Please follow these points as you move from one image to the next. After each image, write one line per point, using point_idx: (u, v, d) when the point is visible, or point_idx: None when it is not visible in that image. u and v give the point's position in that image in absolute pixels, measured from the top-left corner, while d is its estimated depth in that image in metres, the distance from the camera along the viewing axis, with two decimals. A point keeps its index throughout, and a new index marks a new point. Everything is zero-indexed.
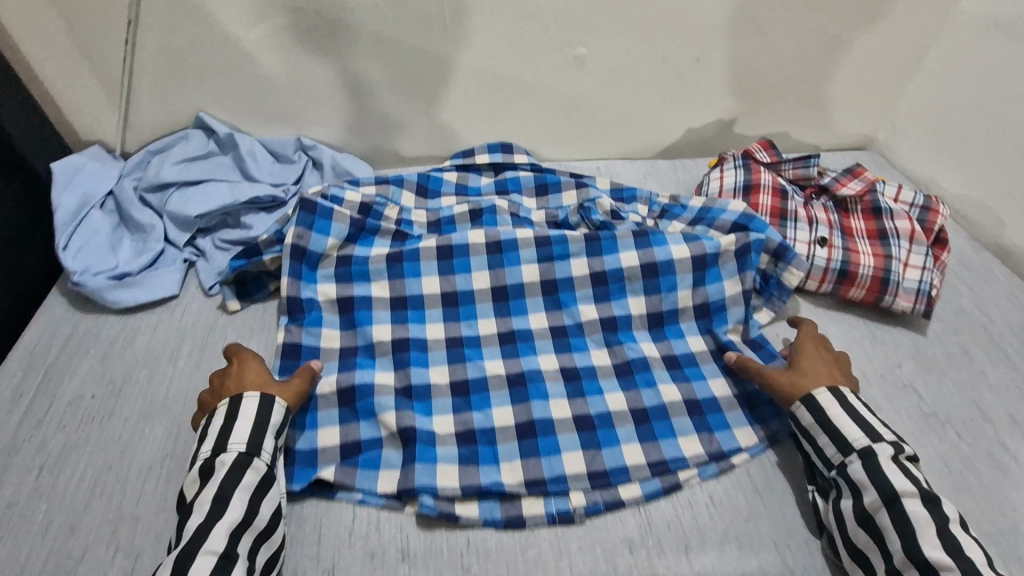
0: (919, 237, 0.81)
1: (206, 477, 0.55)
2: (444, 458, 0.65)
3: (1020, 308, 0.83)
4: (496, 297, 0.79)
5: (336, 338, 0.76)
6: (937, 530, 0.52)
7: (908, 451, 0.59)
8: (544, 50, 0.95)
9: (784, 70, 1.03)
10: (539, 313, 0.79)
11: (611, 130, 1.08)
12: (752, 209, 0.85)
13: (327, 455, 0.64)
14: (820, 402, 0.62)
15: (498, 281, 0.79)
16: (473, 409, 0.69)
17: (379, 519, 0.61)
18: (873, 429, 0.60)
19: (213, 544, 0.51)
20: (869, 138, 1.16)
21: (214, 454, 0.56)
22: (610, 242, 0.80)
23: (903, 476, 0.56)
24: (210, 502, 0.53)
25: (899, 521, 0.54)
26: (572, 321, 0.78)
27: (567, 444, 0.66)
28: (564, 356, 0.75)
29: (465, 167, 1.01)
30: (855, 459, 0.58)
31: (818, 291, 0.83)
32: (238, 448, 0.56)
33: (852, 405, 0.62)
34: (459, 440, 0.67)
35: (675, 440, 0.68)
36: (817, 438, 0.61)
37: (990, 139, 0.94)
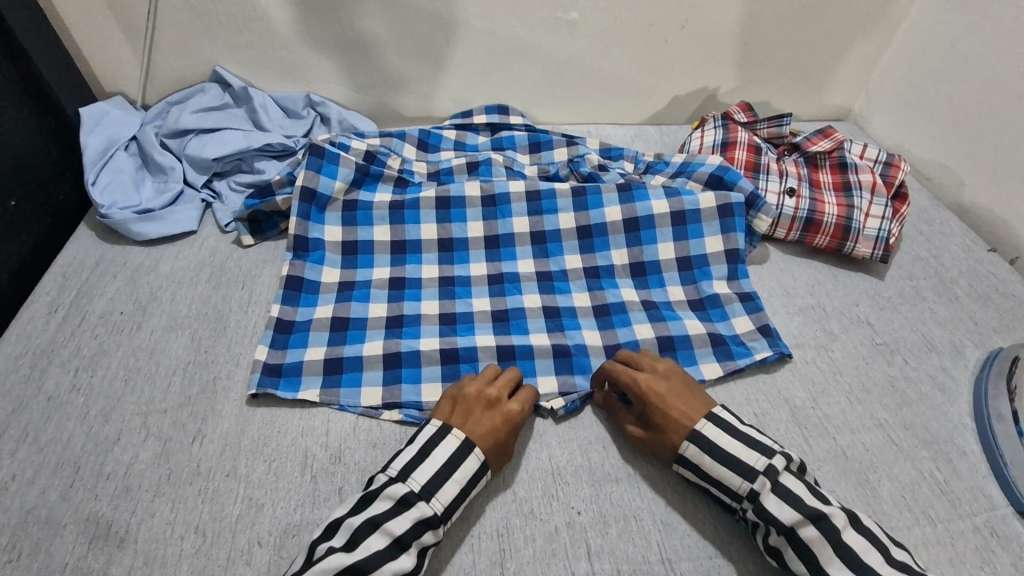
0: (880, 189, 0.87)
1: (402, 509, 0.54)
2: (429, 378, 0.71)
3: (972, 257, 0.90)
4: (487, 244, 0.86)
5: (335, 275, 0.82)
6: (835, 548, 0.52)
7: (778, 462, 0.57)
8: (538, 12, 1.01)
9: (766, 38, 1.08)
10: (527, 259, 0.85)
11: (602, 94, 1.14)
12: (728, 162, 0.91)
13: (312, 369, 0.71)
14: (691, 457, 0.60)
15: (490, 230, 0.86)
16: (458, 335, 0.76)
17: (356, 426, 0.67)
18: (743, 464, 0.58)
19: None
20: (846, 109, 1.22)
21: (421, 495, 0.55)
22: (596, 197, 0.86)
23: (785, 505, 0.54)
24: (396, 537, 0.53)
25: (801, 551, 0.53)
26: (558, 267, 0.85)
27: (542, 368, 0.73)
28: (547, 296, 0.81)
29: (464, 126, 1.09)
30: (747, 506, 0.57)
31: (786, 239, 0.89)
32: (437, 509, 0.55)
33: (713, 445, 0.59)
34: (443, 358, 0.73)
35: None
36: (710, 491, 0.60)
37: (957, 103, 1.00)
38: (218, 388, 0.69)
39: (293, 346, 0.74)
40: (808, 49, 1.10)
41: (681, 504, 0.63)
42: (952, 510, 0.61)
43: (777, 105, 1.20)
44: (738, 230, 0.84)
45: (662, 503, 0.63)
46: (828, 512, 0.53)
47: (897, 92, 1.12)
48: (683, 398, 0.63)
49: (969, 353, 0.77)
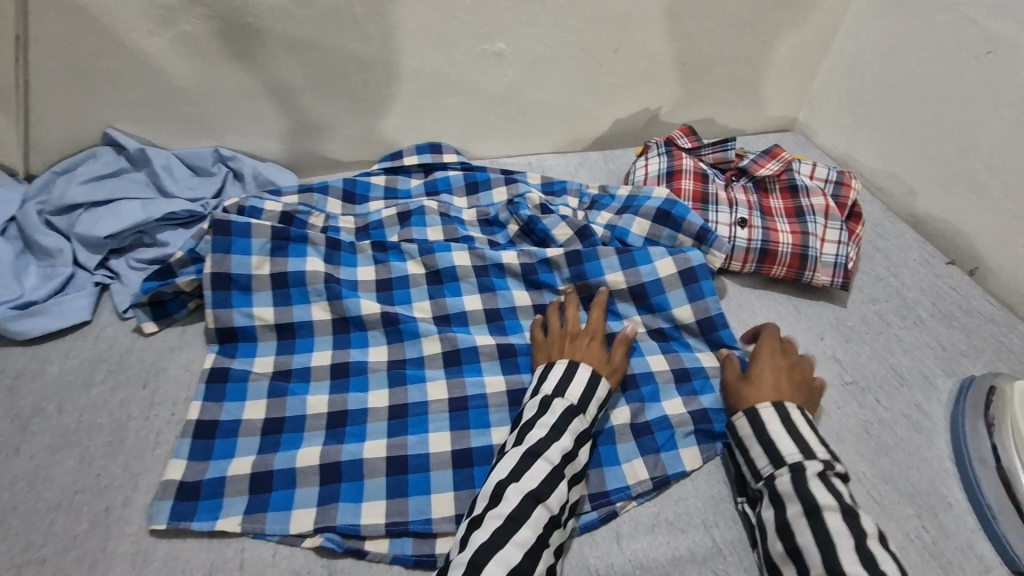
0: (834, 212, 0.83)
1: (546, 406, 0.61)
2: (371, 493, 0.62)
3: (931, 272, 0.87)
4: (439, 321, 0.78)
5: (268, 364, 0.73)
6: (856, 544, 0.51)
7: (839, 467, 0.58)
8: (462, 44, 0.93)
9: (703, 55, 1.03)
10: (483, 337, 0.77)
11: (540, 123, 1.08)
12: (675, 194, 0.86)
13: (235, 487, 0.62)
14: (761, 416, 0.61)
15: (440, 309, 0.79)
16: (409, 434, 0.67)
17: (277, 553, 0.59)
18: (808, 445, 0.58)
19: (552, 454, 0.57)
20: (790, 119, 1.19)
21: (556, 394, 0.62)
22: (546, 274, 0.81)
23: (826, 490, 0.55)
24: (553, 424, 0.59)
25: (817, 532, 0.53)
26: (520, 342, 0.76)
27: None
28: (512, 377, 0.72)
29: (394, 170, 1.01)
30: (784, 473, 0.57)
31: (743, 271, 0.84)
32: (567, 402, 0.61)
33: (792, 420, 0.60)
34: (389, 468, 0.64)
35: (620, 468, 0.64)
36: (750, 449, 0.61)
37: (900, 111, 0.96)
38: (113, 521, 0.59)
39: (210, 457, 0.64)
40: (748, 62, 1.06)
41: None
42: None
43: (721, 121, 1.15)
44: (708, 294, 0.77)
45: None
46: (860, 513, 0.53)
47: (839, 100, 1.08)
48: (796, 384, 0.65)
49: (941, 384, 0.73)
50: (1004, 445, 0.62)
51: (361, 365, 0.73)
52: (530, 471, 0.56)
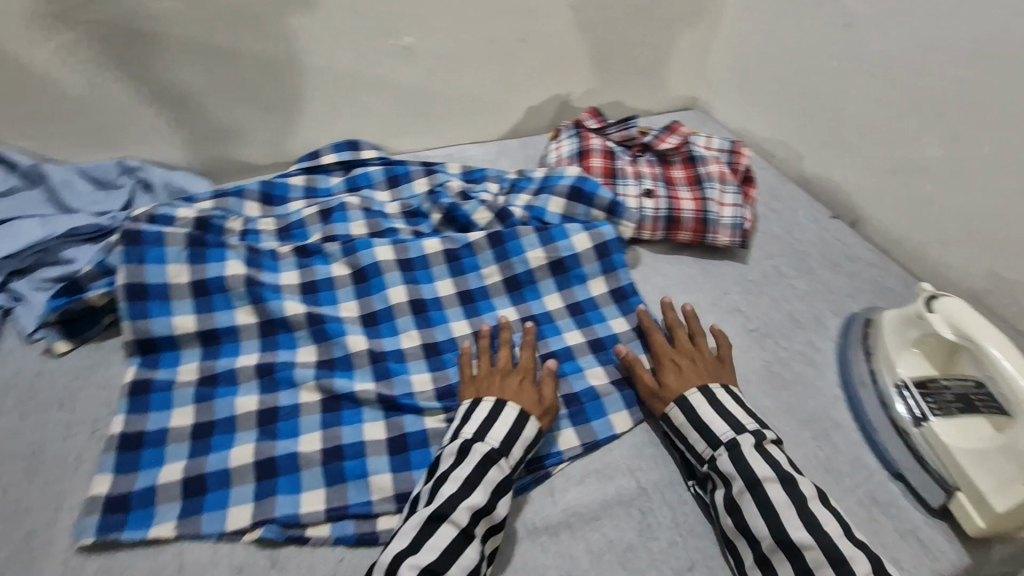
0: (728, 178, 0.90)
1: (464, 454, 0.60)
2: (308, 483, 0.63)
3: (820, 227, 0.96)
4: (366, 321, 0.79)
5: (194, 371, 0.72)
6: (799, 512, 0.56)
7: (770, 434, 0.63)
8: (367, 40, 0.95)
9: (604, 41, 1.09)
10: (409, 332, 0.78)
11: (456, 115, 1.10)
12: (586, 172, 0.91)
13: (168, 494, 0.61)
14: (691, 402, 0.65)
15: (367, 308, 0.80)
16: (343, 424, 0.68)
17: (217, 552, 0.59)
18: (737, 421, 0.63)
19: (457, 515, 0.56)
20: (692, 98, 1.26)
21: (475, 439, 0.61)
22: (471, 259, 0.85)
23: (766, 462, 0.60)
24: (464, 479, 0.58)
25: (762, 504, 0.57)
26: (444, 336, 0.78)
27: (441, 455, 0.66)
28: (438, 372, 0.74)
29: (313, 170, 1.01)
30: (722, 451, 0.61)
31: (653, 239, 0.90)
32: (491, 446, 0.61)
33: (716, 400, 0.65)
34: (324, 457, 0.65)
35: (551, 434, 0.68)
36: (687, 436, 0.64)
37: (782, 84, 1.06)
38: (36, 545, 0.57)
39: (141, 467, 0.63)
40: (646, 46, 1.13)
41: (587, 550, 0.59)
42: (837, 487, 0.64)
43: (630, 103, 1.21)
44: (620, 267, 0.84)
45: (566, 553, 0.59)
46: (799, 480, 0.58)
47: (732, 78, 1.17)
48: (713, 367, 0.69)
49: (829, 323, 0.81)
50: (880, 367, 0.71)
51: (286, 362, 0.73)
52: (433, 538, 0.54)
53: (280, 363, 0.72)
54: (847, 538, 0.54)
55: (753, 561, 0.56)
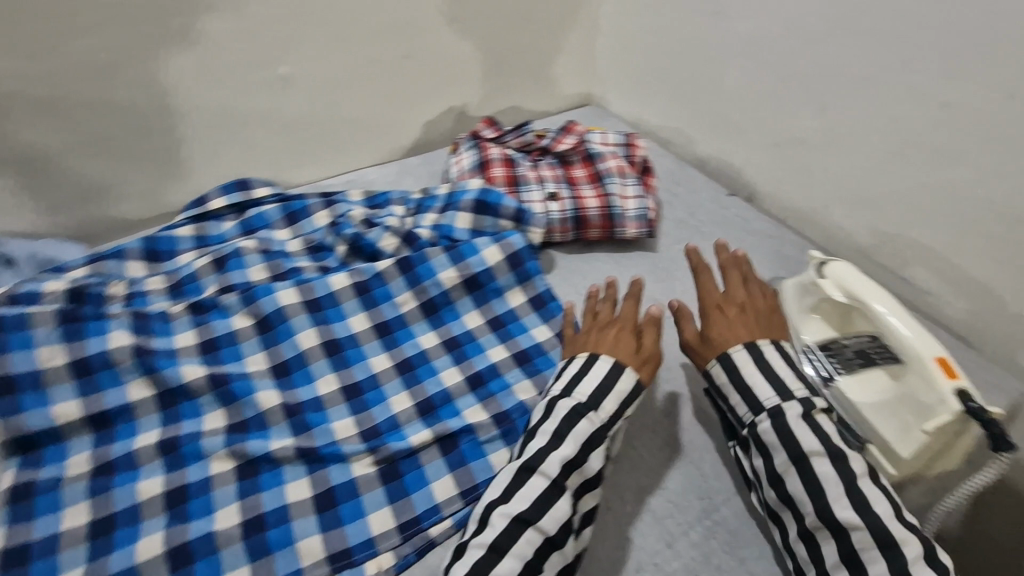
0: (627, 171, 0.92)
1: (550, 410, 0.62)
2: (229, 563, 0.58)
3: (720, 205, 1.00)
4: (277, 373, 0.74)
5: (85, 462, 0.65)
6: (849, 492, 0.55)
7: (823, 402, 0.61)
8: (239, 73, 0.90)
9: (490, 48, 1.09)
10: (325, 377, 0.74)
11: (351, 141, 1.06)
12: (488, 183, 0.90)
13: None
14: (736, 360, 0.64)
15: (276, 358, 0.75)
16: (262, 489, 0.63)
17: None
18: (785, 387, 0.61)
19: (547, 467, 0.58)
20: (587, 94, 1.28)
21: (564, 393, 0.63)
22: (382, 288, 0.82)
23: (812, 434, 0.58)
24: (553, 432, 0.60)
25: (807, 476, 0.56)
26: (364, 374, 0.74)
27: (371, 504, 0.63)
28: (361, 415, 0.70)
29: (202, 217, 0.94)
30: (764, 418, 0.60)
31: (565, 241, 0.90)
32: (579, 400, 0.62)
33: (766, 361, 0.63)
34: (244, 531, 0.60)
35: (486, 458, 0.66)
36: (729, 397, 0.63)
37: (665, 73, 1.09)
38: None
39: None
40: (533, 49, 1.13)
41: None
42: None
43: (527, 107, 1.21)
44: (535, 274, 0.83)
45: None
46: (850, 456, 0.57)
47: (620, 71, 1.19)
48: (765, 320, 0.67)
49: None
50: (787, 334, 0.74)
51: (191, 433, 0.67)
52: (524, 490, 0.57)
53: (184, 436, 0.67)
54: (899, 520, 0.53)
55: (796, 535, 0.57)
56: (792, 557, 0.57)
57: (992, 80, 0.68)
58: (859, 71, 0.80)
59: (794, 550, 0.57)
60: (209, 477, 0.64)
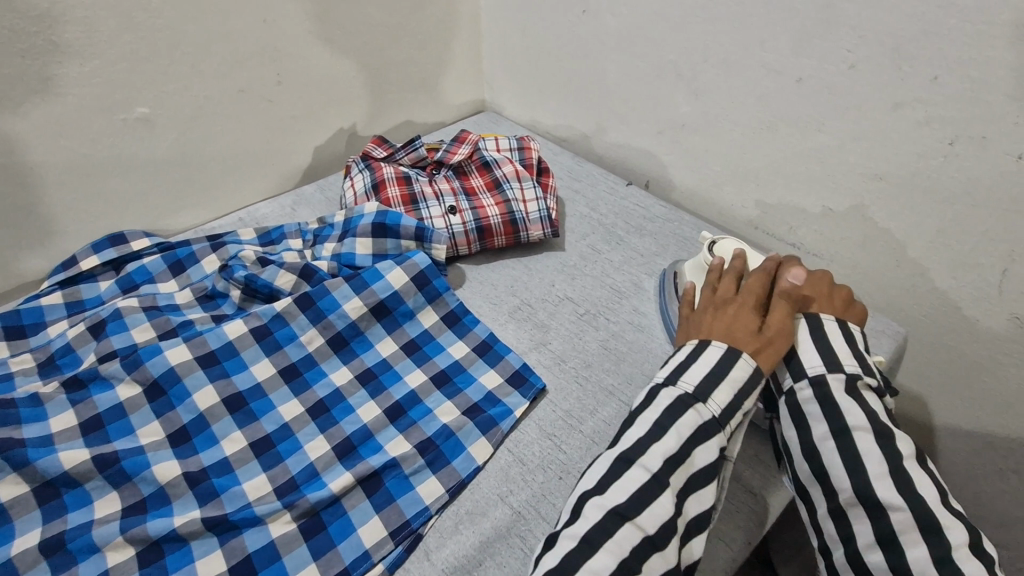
0: (524, 175, 0.92)
1: (653, 398, 0.61)
2: None
3: (618, 195, 1.02)
4: (175, 440, 0.68)
5: None
6: (895, 473, 0.54)
7: (872, 380, 0.60)
8: (90, 121, 0.82)
9: (370, 64, 1.06)
10: (231, 435, 0.68)
11: (234, 176, 1.00)
12: (385, 204, 0.87)
13: None
14: (791, 330, 0.64)
15: (173, 425, 0.69)
16: (170, 573, 0.58)
17: None
18: (835, 358, 0.61)
19: (648, 461, 0.56)
20: (479, 100, 1.28)
21: (671, 381, 0.61)
22: (284, 330, 0.77)
23: (858, 409, 0.57)
24: (654, 422, 0.58)
25: (847, 452, 0.56)
26: (275, 425, 0.70)
27: (295, 564, 0.59)
28: (276, 470, 0.66)
29: (72, 280, 0.85)
30: (805, 386, 0.60)
31: (472, 252, 0.89)
32: (687, 388, 0.60)
33: (823, 331, 0.63)
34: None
35: (413, 492, 0.64)
36: (776, 364, 0.64)
37: (549, 73, 1.10)
38: None
39: None
40: (415, 61, 1.11)
41: None
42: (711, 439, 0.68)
43: (419, 120, 1.19)
44: (443, 291, 0.81)
45: None
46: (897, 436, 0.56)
47: (506, 74, 1.20)
48: (838, 304, 0.66)
49: (647, 285, 0.86)
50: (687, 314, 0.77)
51: (79, 527, 0.60)
52: (621, 482, 0.55)
53: (71, 531, 0.59)
54: (944, 508, 0.53)
55: (826, 511, 0.57)
56: (818, 535, 0.58)
57: (837, 54, 0.74)
58: (722, 56, 0.84)
59: (822, 527, 0.57)
60: (104, 572, 0.57)
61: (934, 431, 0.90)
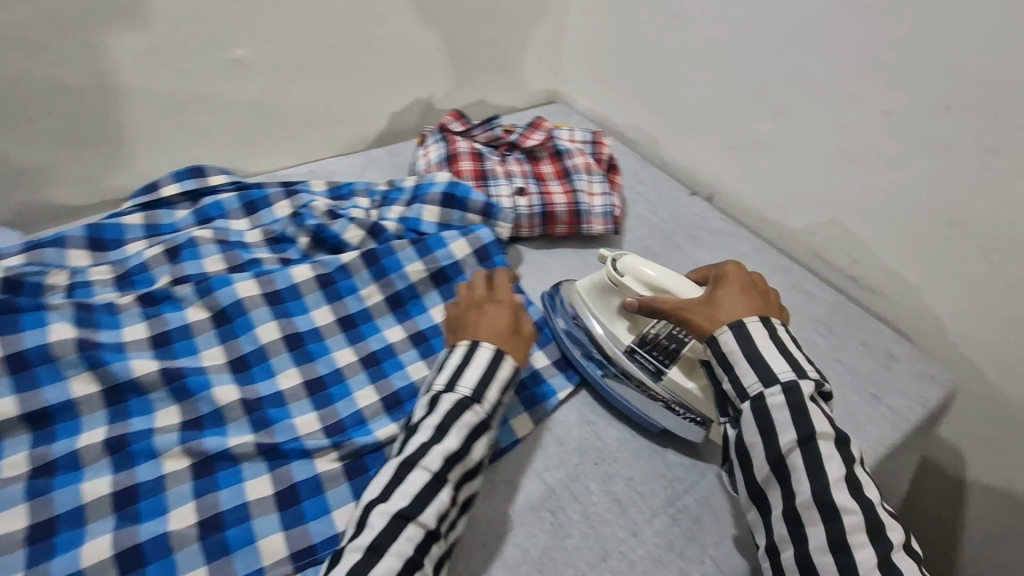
0: (594, 168, 0.94)
1: (435, 403, 0.59)
2: (184, 565, 0.56)
3: (680, 203, 1.03)
4: (235, 367, 0.71)
5: (22, 464, 0.61)
6: (847, 478, 0.53)
7: (828, 386, 0.58)
8: (192, 55, 0.86)
9: (456, 39, 1.08)
10: (287, 371, 0.72)
11: (311, 128, 1.03)
12: (456, 176, 0.90)
13: None
14: (750, 330, 0.60)
15: (234, 352, 0.72)
16: (220, 488, 0.61)
17: None
18: (800, 365, 0.58)
19: (429, 461, 0.55)
20: (552, 91, 1.29)
21: (446, 388, 0.60)
22: (346, 281, 0.80)
23: (823, 415, 0.55)
24: (436, 425, 0.57)
25: (812, 458, 0.54)
26: (328, 369, 0.73)
27: (336, 500, 0.62)
28: (325, 410, 0.69)
29: (152, 205, 0.89)
30: (777, 392, 0.56)
31: (533, 236, 0.91)
32: (466, 391, 0.59)
33: (779, 336, 0.60)
34: (201, 531, 0.58)
35: None
36: (736, 365, 0.59)
37: (627, 74, 1.11)
38: None
39: None
40: (498, 42, 1.13)
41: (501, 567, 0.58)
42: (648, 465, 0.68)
43: (493, 101, 1.21)
44: (502, 268, 0.83)
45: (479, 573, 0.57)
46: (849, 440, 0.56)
47: (584, 70, 1.21)
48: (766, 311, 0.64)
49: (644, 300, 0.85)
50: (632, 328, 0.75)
51: (141, 432, 0.63)
52: (405, 483, 0.54)
53: (134, 435, 0.63)
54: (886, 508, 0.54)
55: (780, 513, 0.55)
56: (768, 534, 0.56)
57: (930, 91, 0.73)
58: (811, 79, 0.84)
59: (773, 529, 0.55)
60: (161, 477, 0.61)
61: (966, 486, 0.89)
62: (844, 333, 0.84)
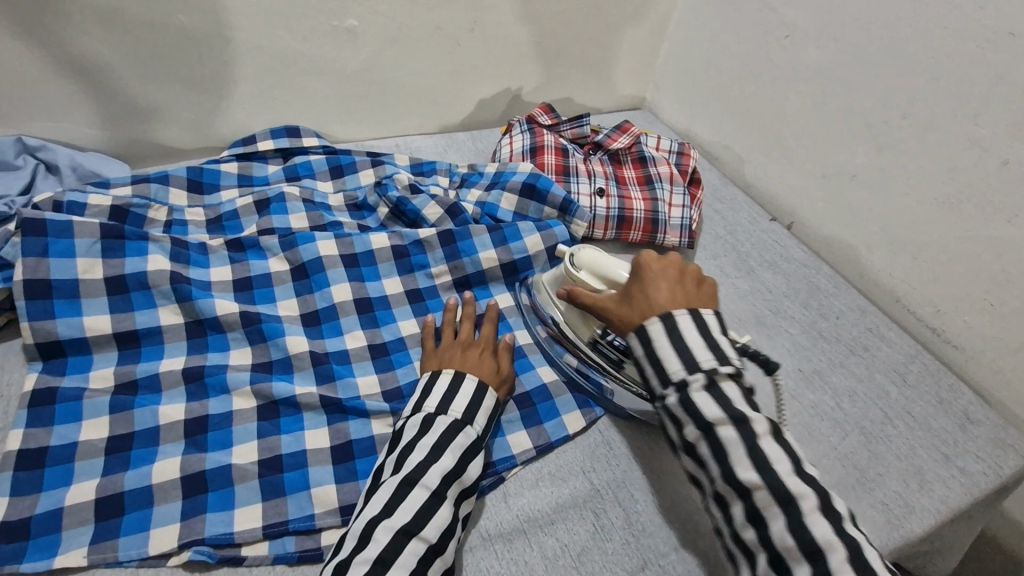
0: (677, 179, 0.93)
1: (428, 424, 0.59)
2: (242, 498, 0.59)
3: (759, 226, 1.00)
4: (306, 321, 0.74)
5: (109, 378, 0.65)
6: (749, 451, 0.52)
7: (727, 369, 0.54)
8: (307, 20, 0.89)
9: (555, 35, 1.08)
10: (354, 332, 0.74)
11: (403, 103, 1.05)
12: (539, 169, 0.90)
13: (79, 517, 0.56)
14: (649, 330, 0.57)
15: (307, 307, 0.75)
16: (282, 433, 0.64)
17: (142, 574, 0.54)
18: (691, 356, 0.55)
19: (429, 479, 0.55)
20: (639, 98, 1.28)
21: (439, 411, 0.61)
22: (420, 256, 0.81)
23: (716, 403, 0.53)
24: (433, 445, 0.58)
25: (716, 451, 0.53)
26: (391, 336, 0.75)
27: None
28: (385, 375, 0.71)
29: (247, 156, 0.94)
30: (670, 393, 0.55)
31: (605, 239, 0.90)
32: (456, 416, 0.60)
33: (677, 328, 0.56)
34: (261, 469, 0.61)
35: (505, 438, 0.66)
36: (644, 369, 0.57)
37: (723, 90, 1.09)
38: None
39: (49, 487, 0.57)
40: (596, 42, 1.13)
41: (541, 557, 0.59)
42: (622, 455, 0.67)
43: (579, 100, 1.22)
44: None
45: (518, 560, 0.58)
46: (751, 418, 0.53)
47: (677, 80, 1.19)
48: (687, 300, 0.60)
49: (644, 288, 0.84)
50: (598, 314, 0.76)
51: (216, 366, 0.67)
52: (406, 503, 0.54)
53: (210, 367, 0.67)
54: (798, 475, 0.51)
55: (743, 519, 0.51)
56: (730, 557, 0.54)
57: None
58: (927, 117, 0.79)
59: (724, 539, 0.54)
60: (229, 412, 0.64)
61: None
62: (920, 385, 0.80)
